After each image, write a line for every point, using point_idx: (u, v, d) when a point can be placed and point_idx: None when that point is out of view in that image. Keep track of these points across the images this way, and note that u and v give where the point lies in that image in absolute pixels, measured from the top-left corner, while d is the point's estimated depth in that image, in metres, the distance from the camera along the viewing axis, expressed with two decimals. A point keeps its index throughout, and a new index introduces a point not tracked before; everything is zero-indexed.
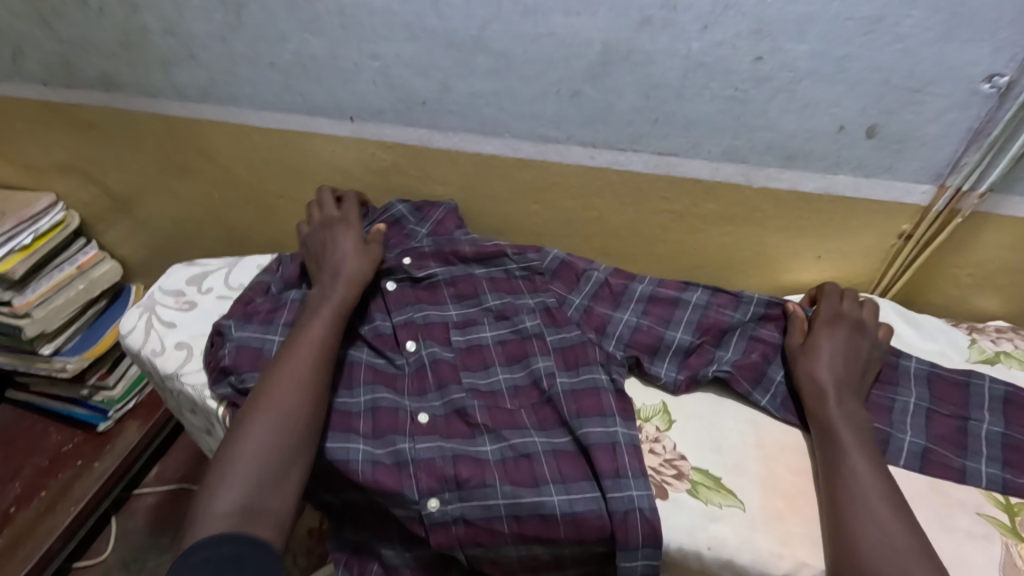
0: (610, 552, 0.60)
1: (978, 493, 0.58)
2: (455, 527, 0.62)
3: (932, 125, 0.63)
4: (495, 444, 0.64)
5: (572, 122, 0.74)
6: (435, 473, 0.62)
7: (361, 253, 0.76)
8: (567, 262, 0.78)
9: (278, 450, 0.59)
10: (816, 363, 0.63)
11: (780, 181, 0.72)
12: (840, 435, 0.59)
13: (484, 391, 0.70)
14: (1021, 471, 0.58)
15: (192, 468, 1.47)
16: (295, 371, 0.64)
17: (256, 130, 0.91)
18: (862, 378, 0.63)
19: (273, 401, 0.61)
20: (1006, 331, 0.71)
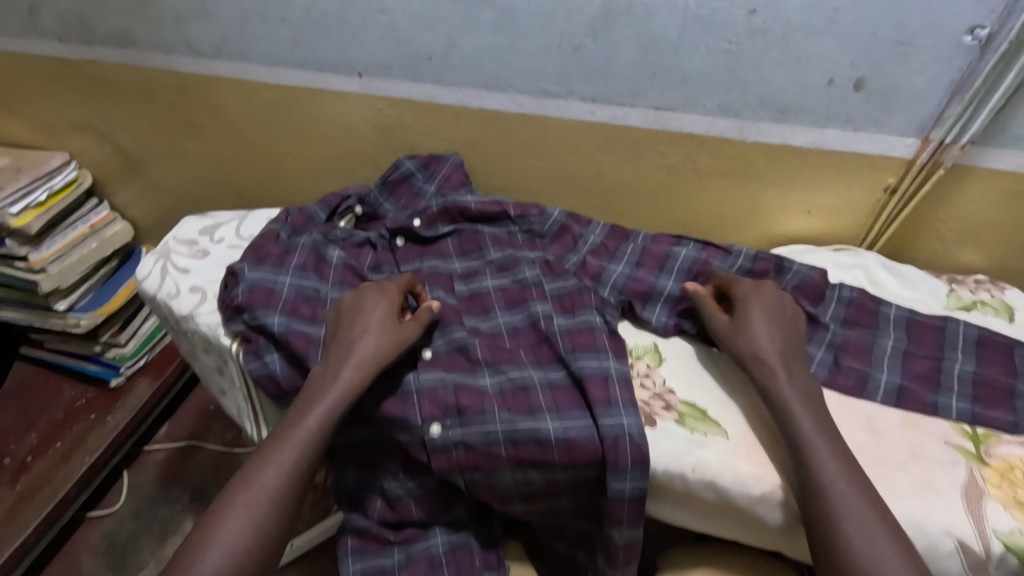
0: (602, 477, 0.64)
1: (947, 424, 0.61)
2: (455, 451, 0.65)
3: (918, 78, 0.65)
4: (495, 377, 0.68)
5: (573, 77, 0.77)
6: (437, 401, 0.66)
7: (384, 331, 0.68)
8: (566, 224, 0.83)
9: (240, 557, 0.57)
10: (751, 338, 0.64)
11: (773, 135, 0.75)
12: (790, 407, 0.59)
13: (486, 333, 0.73)
14: (990, 404, 0.62)
15: (201, 426, 1.52)
16: (271, 474, 0.61)
17: (266, 87, 0.94)
18: (795, 343, 0.64)
19: (243, 507, 0.59)
20: (984, 282, 0.74)
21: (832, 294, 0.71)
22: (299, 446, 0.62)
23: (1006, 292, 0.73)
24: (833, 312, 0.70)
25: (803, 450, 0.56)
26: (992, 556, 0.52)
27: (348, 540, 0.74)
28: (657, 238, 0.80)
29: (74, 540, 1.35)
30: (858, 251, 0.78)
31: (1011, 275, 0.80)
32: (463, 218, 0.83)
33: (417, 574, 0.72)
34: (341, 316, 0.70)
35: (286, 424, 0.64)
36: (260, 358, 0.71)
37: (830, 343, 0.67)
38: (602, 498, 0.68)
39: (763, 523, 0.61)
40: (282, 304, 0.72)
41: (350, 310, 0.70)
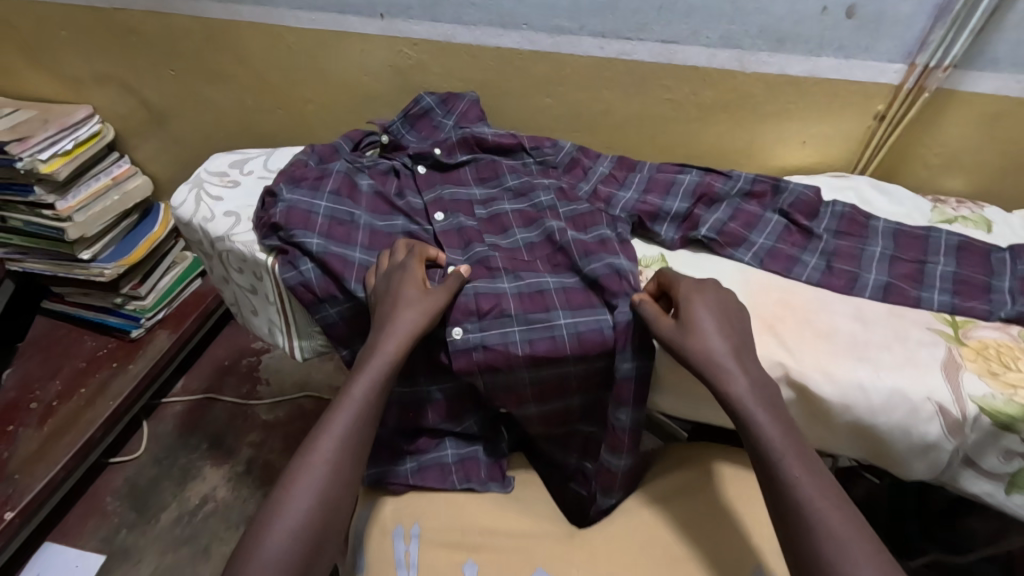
0: (609, 367, 0.71)
1: (929, 314, 0.67)
2: (475, 353, 0.70)
3: (904, 3, 0.71)
4: (513, 282, 0.73)
5: (584, 11, 0.82)
6: (460, 308, 0.71)
7: (415, 305, 0.69)
8: (576, 157, 0.87)
9: (310, 521, 0.60)
10: (703, 337, 0.61)
11: (770, 65, 0.81)
12: (750, 411, 0.59)
13: (507, 248, 0.78)
14: (968, 298, 0.67)
15: (217, 379, 1.57)
16: (336, 434, 0.64)
17: (290, 31, 0.99)
18: (743, 341, 0.63)
19: (312, 469, 0.62)
20: (966, 201, 0.80)
21: (824, 210, 0.77)
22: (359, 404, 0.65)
23: (986, 209, 0.79)
24: (826, 225, 0.76)
25: (763, 443, 0.57)
26: (967, 418, 0.58)
27: None
28: (661, 168, 0.84)
29: (98, 484, 1.40)
30: (849, 176, 0.84)
31: (991, 200, 0.86)
32: (481, 149, 0.89)
33: (428, 480, 0.77)
34: (377, 298, 0.71)
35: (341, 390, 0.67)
36: (296, 268, 0.76)
37: (821, 251, 0.73)
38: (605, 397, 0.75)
39: None
40: (318, 226, 0.77)
41: (384, 293, 0.71)
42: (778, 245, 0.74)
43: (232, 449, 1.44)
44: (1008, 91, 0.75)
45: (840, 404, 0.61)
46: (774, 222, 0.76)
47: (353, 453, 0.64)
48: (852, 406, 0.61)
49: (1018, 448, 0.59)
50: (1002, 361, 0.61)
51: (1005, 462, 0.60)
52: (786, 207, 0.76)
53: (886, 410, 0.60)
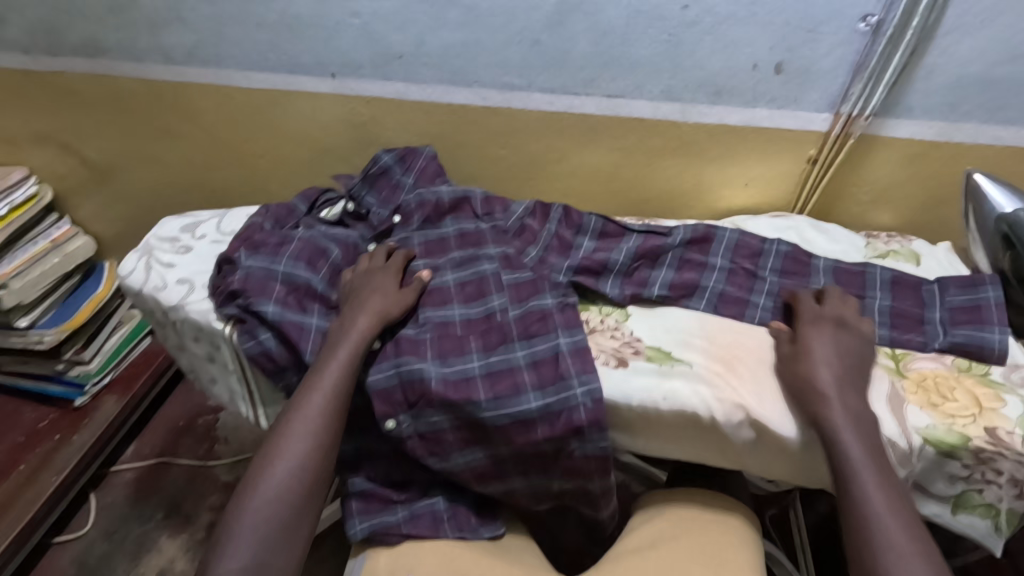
0: (560, 450, 0.69)
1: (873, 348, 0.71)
2: (410, 441, 0.72)
3: (825, 60, 0.77)
4: (440, 367, 0.71)
5: (533, 70, 0.85)
6: (389, 400, 0.71)
7: (390, 294, 0.76)
8: (526, 223, 0.87)
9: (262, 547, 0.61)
10: (811, 363, 0.64)
11: (710, 116, 0.85)
12: (836, 429, 0.59)
13: (438, 322, 0.75)
14: (905, 331, 0.72)
15: (172, 442, 1.50)
16: (281, 471, 0.64)
17: (240, 91, 0.98)
18: (854, 372, 0.64)
19: (257, 506, 0.62)
20: (895, 235, 0.86)
21: (768, 249, 0.80)
22: (307, 440, 0.66)
23: (914, 242, 0.85)
24: (770, 268, 0.79)
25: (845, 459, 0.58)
26: (914, 449, 0.62)
27: (353, 503, 0.78)
28: (606, 227, 0.85)
29: (42, 566, 1.30)
30: (791, 216, 0.89)
31: (917, 231, 0.92)
32: (439, 219, 0.89)
33: (422, 529, 0.76)
34: (353, 287, 0.77)
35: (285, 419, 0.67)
36: (255, 337, 0.74)
37: (769, 291, 0.76)
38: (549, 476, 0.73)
39: (738, 452, 0.67)
40: (277, 293, 0.75)
41: (363, 284, 0.77)
42: (729, 288, 0.77)
43: (191, 515, 1.36)
44: (924, 134, 0.82)
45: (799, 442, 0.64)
46: (720, 267, 0.78)
47: (303, 488, 0.65)
48: (809, 443, 0.64)
49: (961, 472, 0.63)
50: (939, 392, 0.65)
51: (951, 487, 0.64)
52: (726, 254, 0.79)
53: None
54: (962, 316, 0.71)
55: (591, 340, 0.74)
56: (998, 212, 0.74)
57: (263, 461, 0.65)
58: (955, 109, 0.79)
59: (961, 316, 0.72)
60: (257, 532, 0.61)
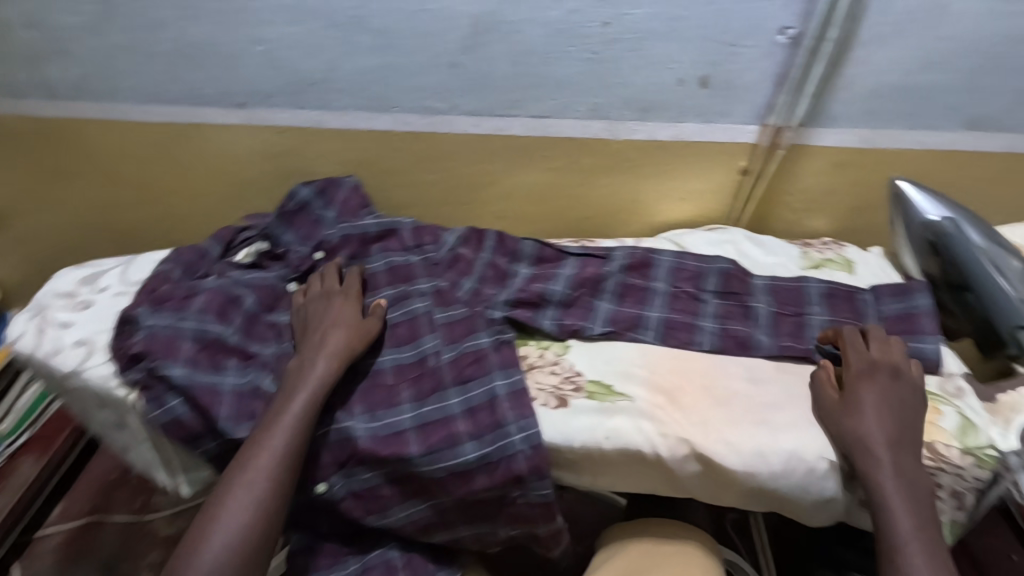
0: (502, 498, 0.66)
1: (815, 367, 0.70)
2: (344, 502, 0.68)
3: (749, 73, 0.76)
4: (369, 421, 0.67)
5: (455, 92, 0.81)
6: (317, 463, 0.67)
7: (352, 326, 0.71)
8: (458, 252, 0.82)
9: None
10: (856, 419, 0.61)
11: (640, 132, 0.83)
12: (886, 498, 0.58)
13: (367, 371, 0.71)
14: None
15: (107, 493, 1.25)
16: (222, 532, 0.59)
17: (140, 125, 0.90)
18: (907, 429, 0.61)
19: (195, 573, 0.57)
20: (829, 242, 0.86)
21: (707, 270, 0.78)
22: (251, 503, 0.60)
23: (846, 248, 0.85)
24: (712, 291, 0.77)
25: (891, 532, 0.57)
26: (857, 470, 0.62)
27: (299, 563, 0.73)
28: (542, 253, 0.82)
29: None
30: (727, 228, 0.88)
31: (850, 235, 0.93)
32: (364, 254, 0.84)
33: None
34: (307, 317, 0.73)
35: (233, 474, 0.61)
36: (162, 405, 0.67)
37: (712, 316, 0.74)
38: (497, 524, 0.69)
39: (688, 482, 0.65)
40: (183, 352, 0.68)
41: (318, 314, 0.73)
42: (673, 316, 0.75)
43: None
44: (849, 142, 0.82)
45: (744, 473, 0.62)
46: (662, 292, 0.76)
47: (246, 554, 0.59)
48: (754, 473, 0.62)
49: None
50: None
51: None
52: (667, 279, 0.78)
53: (786, 472, 0.62)
54: (892, 326, 0.72)
55: (529, 379, 0.70)
56: (924, 218, 0.73)
57: (210, 520, 0.59)
58: (877, 116, 0.79)
59: (893, 327, 0.72)
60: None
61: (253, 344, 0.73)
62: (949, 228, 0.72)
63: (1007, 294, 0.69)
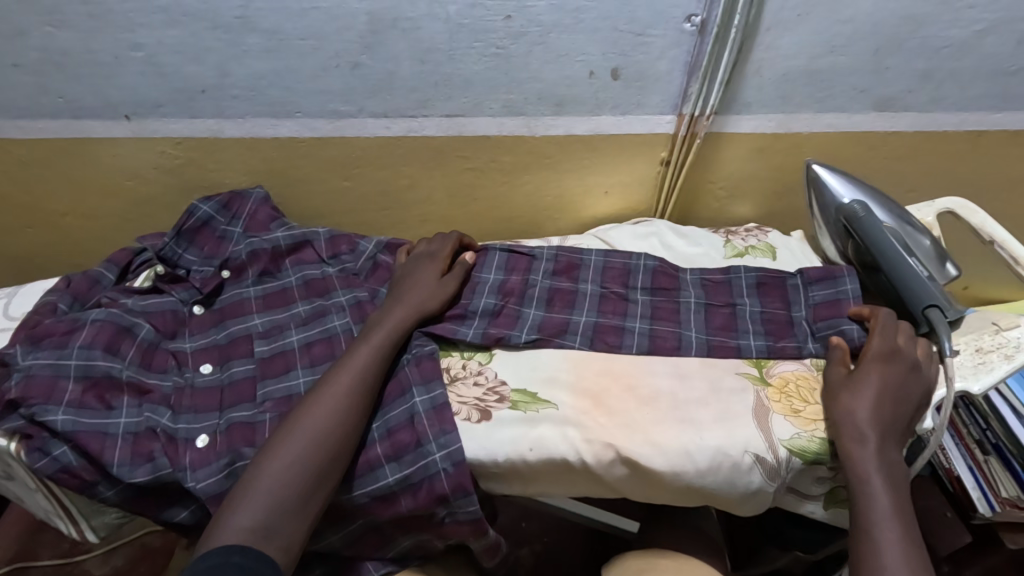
0: (430, 518, 0.63)
1: (743, 360, 0.68)
2: None
3: (660, 62, 0.74)
4: None
5: (359, 94, 0.76)
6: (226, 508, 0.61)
7: (437, 284, 0.71)
8: (379, 260, 0.78)
9: (266, 520, 0.54)
10: (856, 400, 0.60)
11: (557, 127, 0.81)
12: (867, 476, 0.57)
13: (279, 397, 0.66)
14: (778, 337, 0.69)
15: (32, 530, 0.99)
16: (302, 437, 0.58)
17: (15, 142, 0.80)
18: (903, 423, 0.60)
19: (274, 470, 0.56)
20: (753, 228, 0.86)
21: (635, 266, 0.76)
22: (331, 415, 0.59)
23: (770, 234, 0.84)
24: (639, 287, 0.74)
25: (868, 509, 0.56)
26: (782, 461, 0.61)
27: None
28: None
29: None
30: (651, 220, 0.86)
31: (773, 220, 0.94)
32: (276, 269, 0.79)
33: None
34: (404, 270, 0.74)
35: (316, 388, 0.61)
36: (47, 454, 0.61)
37: (642, 315, 0.72)
38: (435, 541, 0.66)
39: (619, 485, 0.64)
40: (67, 394, 0.62)
41: (408, 271, 0.73)
42: (601, 319, 0.72)
43: None
44: (764, 128, 0.82)
45: (671, 473, 0.61)
46: (591, 294, 0.74)
47: (322, 462, 0.57)
48: (681, 472, 0.61)
49: (827, 474, 0.63)
50: (801, 397, 0.65)
51: (822, 485, 0.64)
52: (596, 279, 0.75)
53: (712, 469, 0.61)
54: (823, 312, 0.69)
55: (451, 392, 0.67)
56: (838, 202, 0.74)
57: (288, 424, 0.59)
58: (788, 102, 0.79)
59: (824, 313, 0.69)
60: (269, 498, 0.55)
61: (151, 377, 0.67)
62: (859, 210, 0.72)
63: (917, 272, 0.69)
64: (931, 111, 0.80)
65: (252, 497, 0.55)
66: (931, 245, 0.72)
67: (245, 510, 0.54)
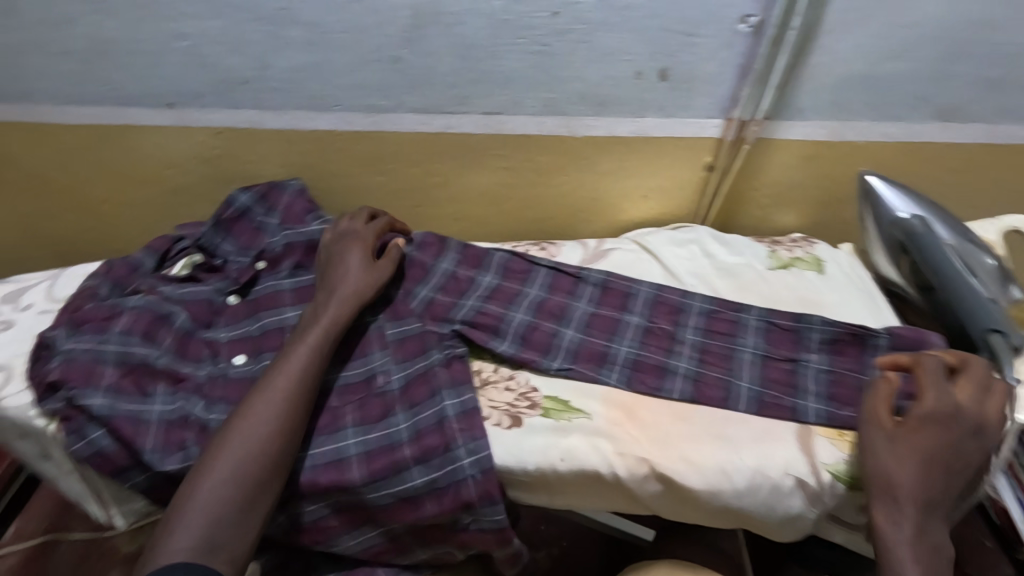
0: (452, 523, 0.62)
1: (807, 426, 0.62)
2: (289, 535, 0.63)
3: (710, 64, 0.71)
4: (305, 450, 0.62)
5: (398, 89, 0.75)
6: None
7: (366, 269, 0.69)
8: (415, 256, 0.75)
9: (207, 535, 0.53)
10: (899, 464, 0.55)
11: (598, 128, 0.79)
12: (897, 553, 0.53)
13: None
14: (843, 403, 0.63)
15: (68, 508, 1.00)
16: (237, 449, 0.56)
17: (62, 127, 0.81)
18: (945, 489, 0.55)
19: (211, 485, 0.55)
20: (799, 239, 0.82)
21: (689, 306, 0.72)
22: (266, 423, 0.58)
23: (816, 246, 0.81)
24: (691, 326, 0.70)
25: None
26: (825, 486, 0.59)
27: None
28: (509, 272, 0.76)
29: None
30: (691, 226, 0.84)
31: (818, 231, 0.90)
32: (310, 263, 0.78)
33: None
34: (329, 256, 0.71)
35: (251, 397, 0.60)
36: (84, 437, 0.62)
37: (690, 353, 0.68)
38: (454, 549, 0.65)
39: (649, 501, 0.62)
40: (105, 378, 0.63)
41: (333, 254, 0.71)
42: (643, 354, 0.68)
43: None
44: (816, 135, 0.78)
45: (706, 492, 0.59)
46: (636, 326, 0.70)
47: (260, 469, 0.56)
48: (717, 492, 0.59)
49: None
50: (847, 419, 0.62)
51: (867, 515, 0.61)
52: (644, 311, 0.72)
53: (750, 491, 0.59)
54: None
55: (482, 396, 0.66)
56: (893, 215, 0.70)
57: (224, 436, 0.57)
58: (843, 109, 0.75)
59: None
60: (209, 513, 0.53)
61: (186, 365, 0.68)
62: (918, 226, 0.69)
63: (979, 293, 0.66)
64: (996, 122, 0.76)
65: (191, 512, 0.53)
66: (995, 266, 0.69)
67: (184, 529, 0.53)
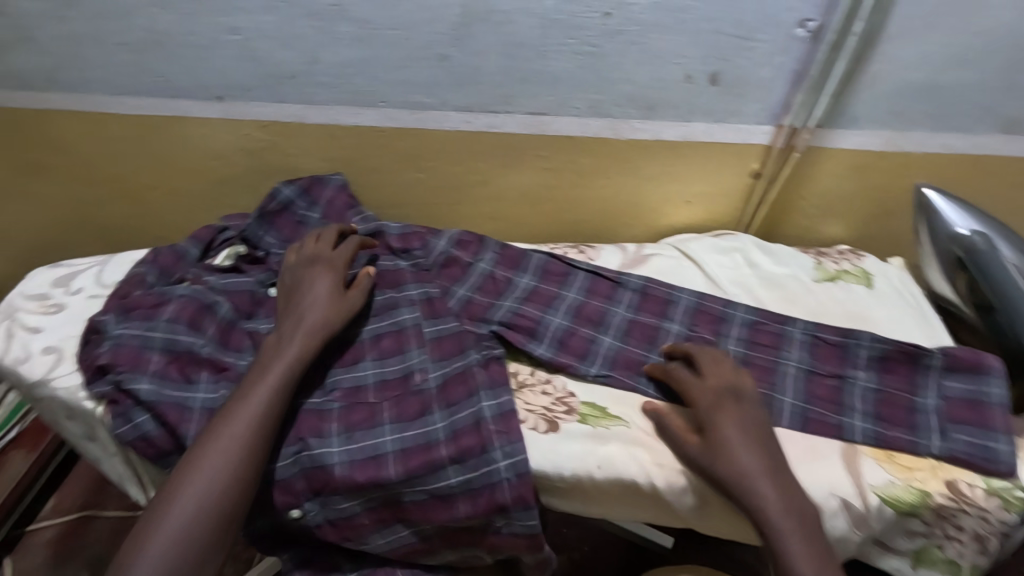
0: (484, 526, 0.62)
1: (852, 446, 0.60)
2: (321, 529, 0.63)
3: (764, 69, 0.69)
4: (344, 445, 0.62)
5: (444, 87, 0.75)
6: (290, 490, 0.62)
7: (333, 300, 0.67)
8: (453, 254, 0.76)
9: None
10: (724, 458, 0.55)
11: (644, 132, 0.77)
12: (783, 538, 0.52)
13: (347, 387, 0.67)
14: (891, 423, 0.61)
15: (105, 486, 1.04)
16: (194, 493, 0.55)
17: (116, 117, 0.83)
18: (774, 458, 0.56)
19: (167, 531, 0.53)
20: (846, 251, 0.80)
21: (731, 316, 0.70)
22: (223, 466, 0.56)
23: (864, 259, 0.79)
24: (733, 335, 0.69)
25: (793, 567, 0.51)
26: (871, 509, 0.57)
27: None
28: (547, 274, 0.75)
29: None
30: (734, 234, 0.82)
31: (866, 242, 0.87)
32: None
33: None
34: (294, 281, 0.69)
35: (209, 431, 0.58)
36: (130, 421, 0.63)
37: None
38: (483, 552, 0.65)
39: (685, 514, 0.61)
40: (152, 364, 0.65)
41: (301, 280, 0.69)
42: None
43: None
44: (870, 144, 0.76)
45: None
46: (676, 334, 0.69)
47: (221, 509, 0.55)
48: None
49: (920, 528, 0.58)
50: (896, 441, 0.60)
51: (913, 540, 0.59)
52: (684, 320, 0.71)
53: None
54: (962, 412, 0.61)
55: (519, 399, 0.65)
56: (952, 230, 0.68)
57: (181, 476, 0.56)
58: (901, 118, 0.73)
59: (959, 411, 0.61)
60: (167, 558, 0.53)
61: (228, 354, 0.69)
62: (979, 243, 0.66)
63: None
64: None
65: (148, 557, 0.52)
66: None
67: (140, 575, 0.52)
